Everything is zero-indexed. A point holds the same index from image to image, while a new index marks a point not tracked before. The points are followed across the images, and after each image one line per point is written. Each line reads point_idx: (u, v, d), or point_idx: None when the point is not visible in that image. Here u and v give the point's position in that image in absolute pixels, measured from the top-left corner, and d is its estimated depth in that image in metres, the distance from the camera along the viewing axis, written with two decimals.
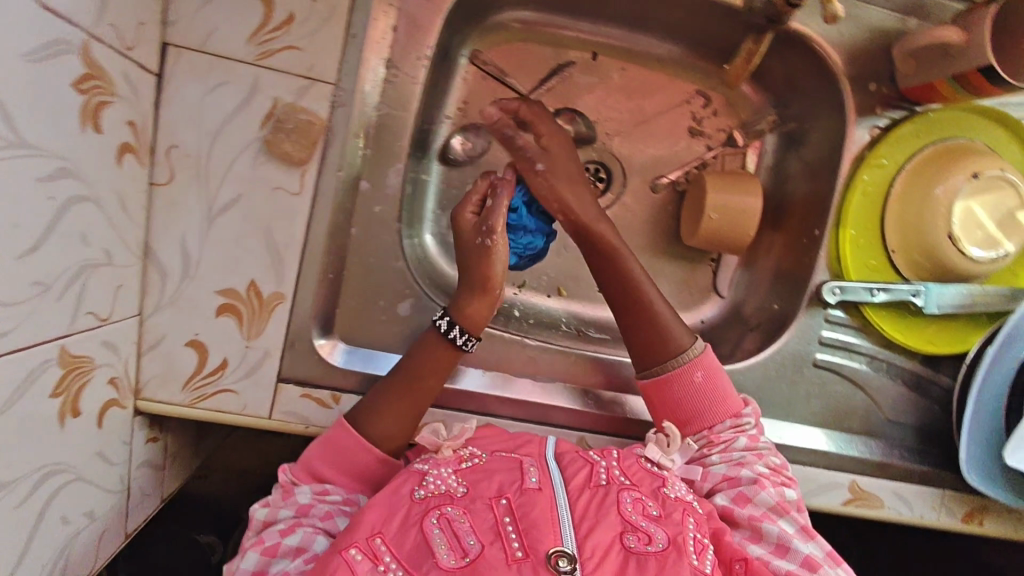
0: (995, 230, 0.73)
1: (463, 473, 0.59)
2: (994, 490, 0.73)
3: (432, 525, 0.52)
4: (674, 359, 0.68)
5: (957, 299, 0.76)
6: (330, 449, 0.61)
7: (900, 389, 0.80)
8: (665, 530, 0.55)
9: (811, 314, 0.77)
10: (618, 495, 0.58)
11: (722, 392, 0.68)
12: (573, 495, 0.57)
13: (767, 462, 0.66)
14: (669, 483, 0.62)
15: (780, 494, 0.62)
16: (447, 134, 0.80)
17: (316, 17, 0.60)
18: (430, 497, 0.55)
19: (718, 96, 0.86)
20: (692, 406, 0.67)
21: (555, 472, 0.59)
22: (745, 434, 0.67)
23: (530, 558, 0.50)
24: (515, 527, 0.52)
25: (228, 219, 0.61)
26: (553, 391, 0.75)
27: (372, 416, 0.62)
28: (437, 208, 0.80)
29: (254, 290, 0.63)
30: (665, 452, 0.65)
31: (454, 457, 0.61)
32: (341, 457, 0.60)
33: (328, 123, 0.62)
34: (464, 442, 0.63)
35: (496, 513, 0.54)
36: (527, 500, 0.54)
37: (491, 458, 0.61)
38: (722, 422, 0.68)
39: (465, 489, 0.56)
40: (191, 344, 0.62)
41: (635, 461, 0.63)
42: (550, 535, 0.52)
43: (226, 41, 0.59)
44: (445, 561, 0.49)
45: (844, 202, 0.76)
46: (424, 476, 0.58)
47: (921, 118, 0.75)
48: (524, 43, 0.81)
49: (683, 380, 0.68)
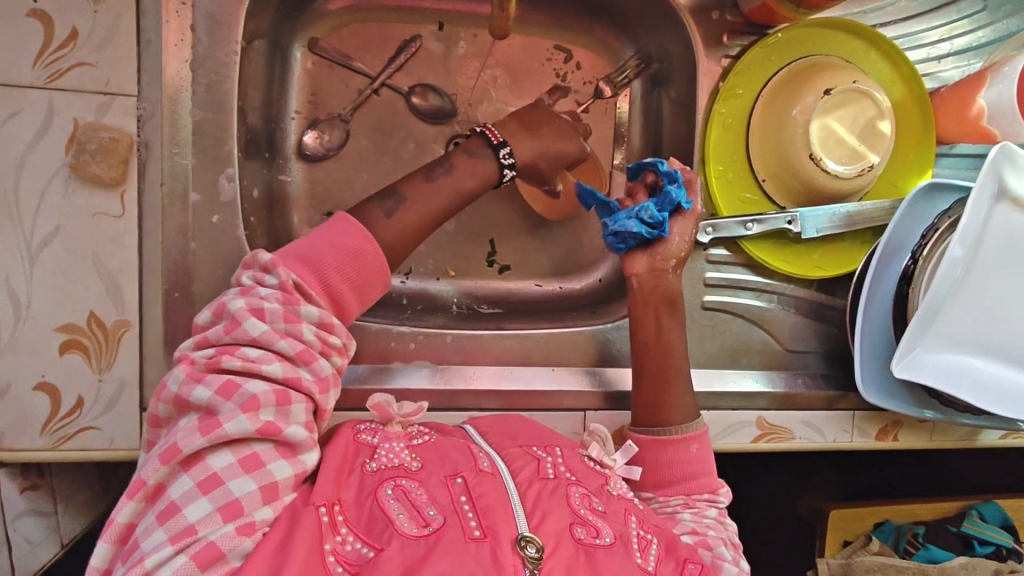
0: (858, 143, 0.71)
1: (416, 448, 0.57)
2: (891, 404, 0.73)
3: (388, 498, 0.50)
4: (674, 428, 0.66)
5: (835, 220, 0.74)
6: (357, 247, 0.58)
7: (797, 317, 0.79)
8: (612, 526, 0.55)
9: (693, 259, 0.75)
10: (568, 488, 0.56)
11: (711, 470, 0.66)
12: (523, 481, 0.55)
13: (730, 531, 0.64)
14: (611, 482, 0.61)
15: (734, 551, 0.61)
16: (298, 130, 0.77)
17: (102, 30, 0.58)
18: (382, 470, 0.53)
19: (579, 48, 0.83)
20: (680, 461, 0.65)
21: (501, 459, 0.58)
22: (717, 508, 0.65)
23: (490, 539, 0.49)
24: (471, 506, 0.51)
25: (51, 253, 0.59)
26: (446, 374, 0.71)
27: (382, 215, 0.63)
28: (303, 206, 0.77)
29: (95, 322, 0.60)
30: (603, 450, 0.65)
31: (403, 433, 0.59)
32: (342, 246, 0.58)
33: (137, 138, 0.59)
34: (414, 423, 0.61)
35: (453, 492, 0.52)
36: (483, 483, 0.53)
37: (441, 437, 0.59)
38: (701, 491, 0.65)
39: (420, 465, 0.55)
40: (40, 387, 0.60)
41: (578, 459, 0.62)
42: (508, 520, 0.51)
43: (10, 68, 0.56)
44: (407, 530, 0.48)
45: (706, 138, 0.75)
46: (376, 449, 0.56)
47: (770, 41, 0.73)
48: (365, 24, 0.78)
49: (679, 447, 0.65)
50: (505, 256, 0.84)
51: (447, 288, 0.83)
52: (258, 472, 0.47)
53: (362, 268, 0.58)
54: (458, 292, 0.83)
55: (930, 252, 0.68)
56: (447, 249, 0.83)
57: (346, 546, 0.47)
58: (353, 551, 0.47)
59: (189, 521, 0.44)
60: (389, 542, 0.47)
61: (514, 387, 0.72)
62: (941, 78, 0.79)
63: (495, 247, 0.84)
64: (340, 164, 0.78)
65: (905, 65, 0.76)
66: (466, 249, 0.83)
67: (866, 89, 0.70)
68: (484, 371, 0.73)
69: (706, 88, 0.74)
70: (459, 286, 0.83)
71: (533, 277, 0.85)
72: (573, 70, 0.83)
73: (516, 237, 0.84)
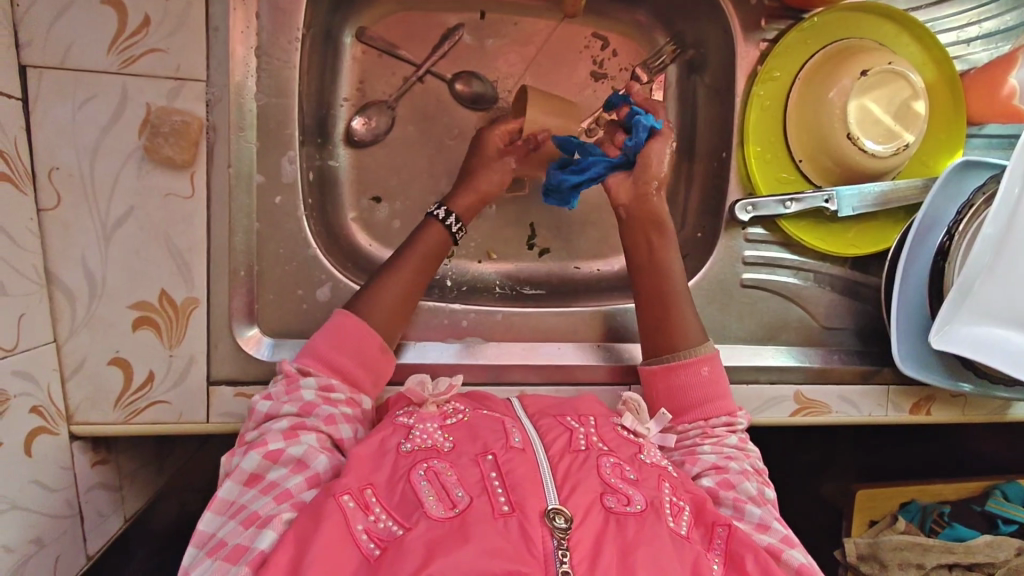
0: (894, 123, 0.73)
1: (450, 429, 0.58)
2: (930, 376, 0.75)
3: (419, 479, 0.52)
4: (683, 351, 0.69)
5: (873, 198, 0.76)
6: (337, 338, 0.64)
7: (833, 295, 0.81)
8: (643, 493, 0.54)
9: (730, 237, 0.78)
10: (598, 459, 0.56)
11: (724, 390, 0.68)
12: (555, 455, 0.55)
13: (754, 461, 0.66)
14: (644, 450, 0.61)
15: (760, 490, 0.62)
16: (347, 117, 0.79)
17: (173, 17, 0.60)
18: (416, 452, 0.55)
19: (615, 35, 0.84)
20: (694, 394, 0.68)
21: (534, 433, 0.58)
22: (737, 435, 0.67)
23: (517, 513, 0.48)
24: (500, 482, 0.51)
25: (125, 233, 0.61)
26: (493, 351, 0.75)
27: (389, 283, 0.69)
28: (350, 190, 0.80)
29: (166, 299, 0.63)
30: (637, 419, 0.66)
31: (437, 413, 0.61)
32: (344, 341, 0.64)
33: (207, 121, 0.62)
34: (449, 400, 0.63)
35: (482, 468, 0.53)
36: (513, 458, 0.53)
37: (475, 415, 0.61)
38: (717, 417, 0.68)
39: (452, 445, 0.56)
40: (114, 362, 0.63)
41: (611, 429, 0.62)
42: (536, 495, 0.50)
43: (86, 54, 0.59)
44: (434, 511, 0.49)
45: (744, 120, 0.78)
46: (411, 430, 0.58)
47: (806, 25, 0.76)
48: (410, 13, 0.80)
49: (689, 372, 0.68)
50: (545, 239, 0.86)
51: (489, 271, 0.84)
52: (271, 490, 0.54)
53: (366, 361, 0.65)
54: (500, 275, 0.84)
55: (967, 226, 0.70)
56: (488, 232, 0.84)
57: (378, 523, 0.49)
58: (383, 529, 0.49)
59: (226, 530, 0.52)
60: (417, 522, 0.48)
61: (554, 359, 0.75)
62: (969, 60, 0.81)
63: (535, 230, 0.86)
64: (385, 149, 0.80)
65: (937, 47, 0.78)
66: (506, 232, 0.85)
67: (901, 70, 0.72)
68: (532, 346, 0.76)
69: (742, 72, 0.77)
70: (501, 268, 0.85)
71: (573, 259, 0.86)
72: (609, 57, 0.84)
73: (555, 221, 0.86)
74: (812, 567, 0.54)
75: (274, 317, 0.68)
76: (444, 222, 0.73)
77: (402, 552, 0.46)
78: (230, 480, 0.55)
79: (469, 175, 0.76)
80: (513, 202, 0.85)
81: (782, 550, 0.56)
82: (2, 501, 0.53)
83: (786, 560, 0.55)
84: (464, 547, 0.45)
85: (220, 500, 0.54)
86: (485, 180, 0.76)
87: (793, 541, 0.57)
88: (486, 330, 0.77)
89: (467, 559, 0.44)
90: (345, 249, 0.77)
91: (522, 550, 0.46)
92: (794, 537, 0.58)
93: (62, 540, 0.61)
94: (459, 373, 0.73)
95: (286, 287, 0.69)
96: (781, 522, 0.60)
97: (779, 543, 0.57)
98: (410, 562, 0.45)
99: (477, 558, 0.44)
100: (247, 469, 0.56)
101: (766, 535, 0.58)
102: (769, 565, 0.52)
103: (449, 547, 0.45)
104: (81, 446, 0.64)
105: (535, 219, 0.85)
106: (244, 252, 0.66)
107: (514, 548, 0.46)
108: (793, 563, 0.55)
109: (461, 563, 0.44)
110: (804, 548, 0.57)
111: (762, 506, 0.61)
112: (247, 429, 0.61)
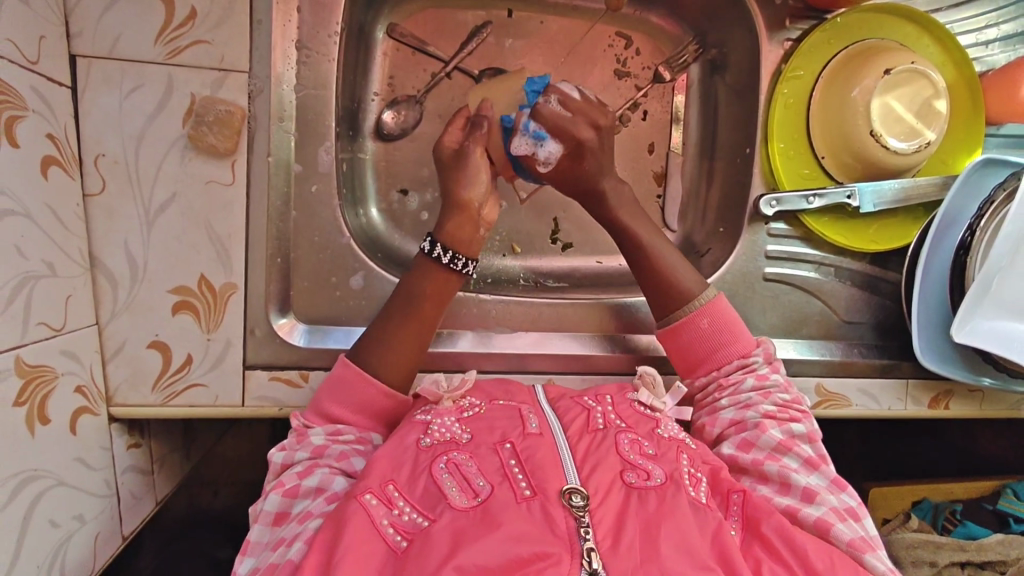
0: (915, 121, 0.75)
1: (467, 421, 0.59)
2: (948, 370, 0.77)
3: (440, 471, 0.53)
4: (682, 308, 0.70)
5: (894, 194, 0.77)
6: (336, 390, 0.63)
7: (852, 289, 0.82)
8: (662, 467, 0.55)
9: (753, 232, 0.80)
10: (616, 436, 0.57)
11: (733, 333, 0.69)
12: (574, 434, 0.57)
13: (775, 398, 0.66)
14: (662, 424, 0.62)
15: (785, 432, 0.63)
16: (377, 111, 0.80)
17: (218, 9, 0.62)
18: (436, 445, 0.56)
19: (638, 35, 0.85)
20: (702, 348, 0.69)
21: (554, 418, 0.59)
22: (754, 375, 0.68)
23: (539, 496, 0.49)
24: (520, 468, 0.52)
25: (167, 219, 0.63)
26: (519, 341, 0.76)
27: (395, 311, 0.66)
28: (379, 183, 0.81)
29: (205, 284, 0.64)
30: (653, 394, 0.66)
31: (453, 408, 0.61)
32: (342, 393, 0.63)
33: (248, 112, 0.64)
34: (465, 395, 0.63)
35: (501, 456, 0.54)
36: (532, 444, 0.54)
37: (490, 407, 0.61)
38: (732, 362, 0.69)
39: (470, 436, 0.57)
40: (153, 346, 0.64)
41: (628, 406, 0.63)
42: (556, 476, 0.51)
43: (134, 45, 0.61)
44: (458, 502, 0.50)
45: (769, 117, 0.79)
46: (428, 425, 0.58)
47: (830, 25, 0.78)
48: (439, 10, 0.81)
49: (692, 327, 0.69)
50: (567, 233, 0.86)
51: (513, 264, 0.85)
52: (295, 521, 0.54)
53: (369, 408, 0.63)
54: (524, 268, 0.85)
55: (987, 223, 0.71)
56: (514, 225, 0.85)
57: (404, 517, 0.50)
58: (408, 521, 0.50)
59: (262, 562, 0.52)
60: (442, 513, 0.49)
61: (581, 351, 0.76)
62: (988, 62, 0.82)
63: (557, 224, 0.86)
64: (414, 144, 0.81)
65: (957, 48, 0.80)
66: (531, 226, 0.85)
67: (923, 69, 0.74)
68: (559, 338, 0.77)
69: (768, 70, 0.79)
70: (525, 262, 0.85)
71: (595, 254, 0.87)
72: (631, 56, 0.85)
73: (580, 216, 0.86)
74: (828, 520, 0.55)
75: (306, 305, 0.70)
76: (433, 256, 0.67)
77: (429, 542, 0.47)
78: (258, 524, 0.56)
79: (448, 194, 0.68)
80: (539, 195, 0.85)
81: (799, 509, 0.57)
82: (49, 476, 0.54)
83: (802, 518, 0.56)
84: (489, 532, 0.46)
85: (254, 545, 0.55)
86: (470, 191, 0.68)
87: (813, 495, 0.58)
88: (513, 321, 0.77)
89: (492, 543, 0.45)
90: (372, 239, 0.77)
91: (545, 531, 0.46)
92: (816, 462, 0.61)
93: (103, 519, 0.62)
94: (487, 363, 0.74)
95: (319, 275, 0.71)
96: (803, 471, 0.60)
97: (799, 502, 0.58)
98: (437, 549, 0.46)
99: (501, 542, 0.45)
100: (272, 508, 0.56)
101: (787, 496, 0.59)
102: (784, 524, 0.53)
103: (473, 535, 0.46)
104: (118, 428, 0.65)
105: (559, 213, 0.85)
106: (279, 240, 0.68)
107: (539, 530, 0.46)
108: (811, 521, 0.56)
109: (487, 545, 0.45)
110: (824, 499, 0.57)
111: (785, 452, 0.62)
112: (268, 479, 0.61)
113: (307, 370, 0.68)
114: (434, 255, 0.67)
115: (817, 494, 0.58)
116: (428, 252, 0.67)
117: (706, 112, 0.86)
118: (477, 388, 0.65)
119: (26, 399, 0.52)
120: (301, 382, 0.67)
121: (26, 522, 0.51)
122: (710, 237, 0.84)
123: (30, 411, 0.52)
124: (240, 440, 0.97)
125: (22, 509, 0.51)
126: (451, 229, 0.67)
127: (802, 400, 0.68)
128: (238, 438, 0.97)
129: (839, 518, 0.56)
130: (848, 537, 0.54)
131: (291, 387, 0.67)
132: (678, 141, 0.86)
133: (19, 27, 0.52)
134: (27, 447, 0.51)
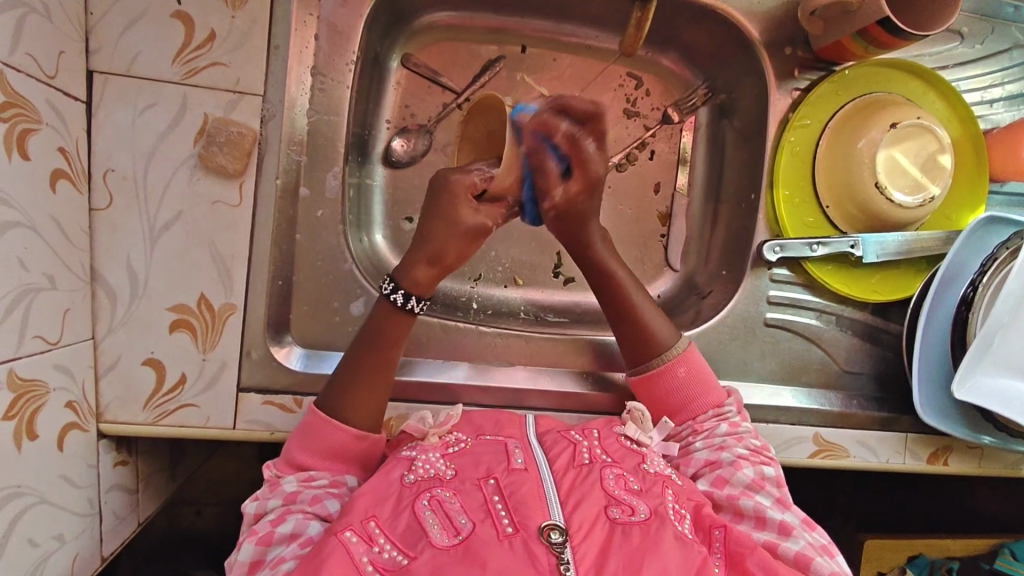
0: (918, 175, 0.75)
1: (453, 457, 0.58)
2: (952, 428, 0.76)
3: (423, 508, 0.52)
4: (659, 357, 0.69)
5: (898, 247, 0.77)
6: (307, 438, 0.60)
7: (853, 339, 0.82)
8: (647, 503, 0.54)
9: (756, 276, 0.80)
10: (602, 472, 0.56)
11: (706, 382, 0.69)
12: (559, 470, 0.56)
13: (748, 443, 0.65)
14: (648, 459, 0.61)
15: (757, 473, 0.62)
16: (388, 138, 0.81)
17: (237, 33, 0.63)
18: (420, 482, 0.55)
19: (648, 77, 0.87)
20: (679, 399, 0.68)
21: (539, 452, 0.58)
22: (727, 421, 0.67)
23: (521, 533, 0.48)
24: (504, 504, 0.51)
25: (170, 236, 0.63)
26: (514, 374, 0.75)
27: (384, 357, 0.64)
28: (384, 209, 0.81)
29: (204, 304, 0.64)
30: (641, 429, 0.65)
31: (440, 443, 0.60)
32: (312, 440, 0.60)
33: (259, 134, 0.64)
34: (450, 429, 0.62)
35: (485, 492, 0.52)
36: (515, 480, 0.53)
37: (476, 441, 0.60)
38: (705, 411, 0.68)
39: (454, 472, 0.56)
40: (148, 363, 0.63)
41: (615, 440, 0.62)
42: (540, 511, 0.50)
43: (151, 64, 0.61)
44: (439, 540, 0.49)
45: (775, 162, 0.80)
46: (413, 461, 0.57)
47: (838, 77, 0.79)
48: (452, 42, 0.82)
49: (667, 376, 0.68)
50: (570, 268, 0.86)
51: (514, 296, 0.84)
52: None
53: (342, 452, 0.61)
54: (524, 301, 0.84)
55: (990, 279, 0.71)
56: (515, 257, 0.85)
57: (383, 554, 0.49)
58: (388, 559, 0.49)
59: None
60: (422, 551, 0.48)
61: (579, 388, 0.75)
62: (992, 120, 0.83)
63: (560, 258, 0.86)
64: (423, 171, 0.81)
65: (963, 106, 0.81)
66: (533, 258, 0.85)
67: (928, 125, 0.74)
68: (554, 373, 0.76)
69: (775, 118, 0.80)
70: (526, 294, 0.85)
71: None
72: (642, 96, 0.86)
73: None
74: (810, 555, 0.54)
75: (303, 329, 0.70)
76: (405, 307, 0.63)
77: None
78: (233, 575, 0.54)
79: (429, 243, 0.63)
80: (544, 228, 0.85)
81: (778, 543, 0.56)
82: (32, 494, 0.53)
83: (782, 553, 0.55)
84: (472, 573, 0.45)
85: None
86: (449, 248, 0.64)
87: (790, 529, 0.56)
88: (509, 353, 0.77)
89: None
90: (374, 264, 0.77)
91: (526, 569, 0.46)
92: (786, 500, 0.60)
93: (82, 540, 0.60)
94: (481, 395, 0.73)
95: (320, 300, 0.71)
96: (776, 509, 0.59)
97: (776, 536, 0.56)
98: None
99: None
100: (245, 558, 0.54)
101: (764, 530, 0.57)
102: (769, 560, 0.51)
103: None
104: (106, 446, 0.64)
105: (562, 247, 0.85)
106: (283, 263, 0.68)
107: (519, 568, 0.46)
108: (791, 554, 0.54)
109: None
110: (800, 535, 0.56)
111: (758, 490, 0.60)
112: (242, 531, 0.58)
113: (301, 396, 0.67)
114: (405, 305, 0.63)
115: (794, 530, 0.56)
116: (400, 303, 0.63)
117: (712, 155, 0.87)
118: (466, 422, 0.64)
119: (15, 414, 0.51)
120: (294, 408, 0.66)
121: (5, 542, 0.50)
122: (712, 279, 0.84)
123: (18, 426, 0.51)
124: (227, 461, 0.95)
125: (1, 528, 0.49)
126: (421, 274, 0.64)
127: (769, 447, 0.67)
128: (227, 456, 0.96)
129: (817, 553, 0.54)
130: (829, 570, 0.53)
131: (285, 412, 0.66)
132: (685, 181, 0.87)
133: (38, 42, 0.52)
134: (13, 463, 0.51)
